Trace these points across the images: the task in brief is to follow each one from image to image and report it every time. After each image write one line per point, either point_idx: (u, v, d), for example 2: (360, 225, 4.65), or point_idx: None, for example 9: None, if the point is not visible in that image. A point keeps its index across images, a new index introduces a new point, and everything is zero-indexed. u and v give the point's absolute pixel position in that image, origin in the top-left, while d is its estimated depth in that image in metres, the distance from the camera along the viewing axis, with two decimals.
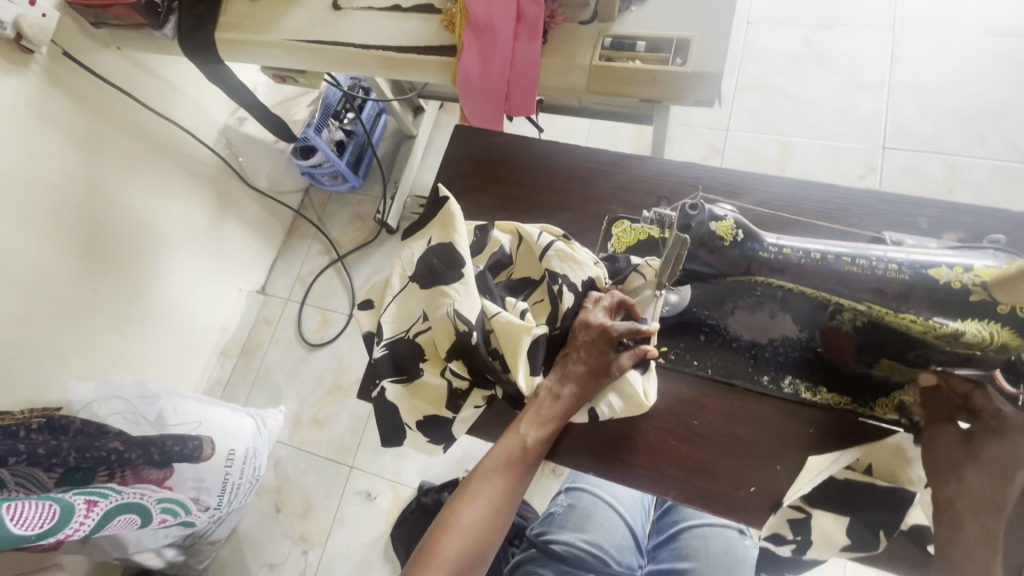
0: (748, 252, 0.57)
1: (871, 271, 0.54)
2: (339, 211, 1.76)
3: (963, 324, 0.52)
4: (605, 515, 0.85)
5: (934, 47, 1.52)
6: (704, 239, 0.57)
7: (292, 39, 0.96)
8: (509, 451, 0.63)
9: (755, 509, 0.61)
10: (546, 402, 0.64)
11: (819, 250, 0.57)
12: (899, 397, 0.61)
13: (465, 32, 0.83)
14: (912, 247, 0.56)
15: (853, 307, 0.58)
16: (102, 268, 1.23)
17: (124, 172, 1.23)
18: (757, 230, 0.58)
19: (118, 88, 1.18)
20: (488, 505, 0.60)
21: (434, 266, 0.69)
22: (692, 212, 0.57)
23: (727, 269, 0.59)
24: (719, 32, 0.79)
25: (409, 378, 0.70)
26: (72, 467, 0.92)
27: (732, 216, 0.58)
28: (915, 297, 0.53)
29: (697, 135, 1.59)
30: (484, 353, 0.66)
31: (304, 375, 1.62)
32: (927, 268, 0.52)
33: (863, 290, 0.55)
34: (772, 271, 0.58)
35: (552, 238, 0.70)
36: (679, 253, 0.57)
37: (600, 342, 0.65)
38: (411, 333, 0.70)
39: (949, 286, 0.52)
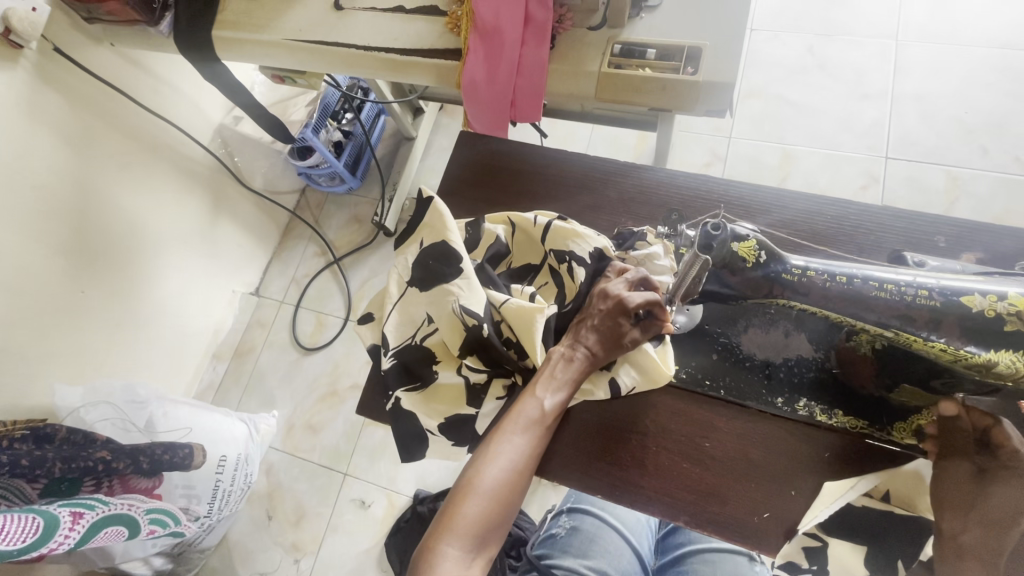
0: (771, 273, 0.56)
1: (900, 297, 0.53)
2: (336, 213, 1.73)
3: (996, 354, 0.51)
4: (609, 538, 0.83)
5: (937, 58, 1.52)
6: (726, 260, 0.55)
7: (291, 39, 0.93)
8: (527, 413, 0.61)
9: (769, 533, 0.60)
10: (560, 364, 0.63)
11: (845, 273, 0.55)
12: (917, 421, 0.60)
13: (471, 37, 0.81)
14: (939, 271, 0.55)
15: (878, 332, 0.55)
16: (91, 270, 1.20)
17: (115, 172, 1.20)
18: (780, 250, 0.57)
19: (110, 85, 1.15)
20: (508, 466, 0.58)
21: (431, 267, 0.67)
22: (714, 230, 0.55)
23: (749, 290, 0.57)
24: (731, 41, 0.77)
25: (423, 384, 0.69)
26: (57, 477, 0.87)
27: (755, 235, 0.56)
28: (947, 324, 0.52)
29: (698, 142, 1.57)
30: (497, 344, 0.65)
31: (298, 380, 1.59)
32: (958, 295, 0.51)
33: (890, 315, 0.53)
34: (795, 293, 0.56)
35: (548, 220, 0.71)
36: (698, 272, 0.55)
37: (616, 310, 0.63)
38: (418, 338, 0.68)
39: (982, 315, 0.51)
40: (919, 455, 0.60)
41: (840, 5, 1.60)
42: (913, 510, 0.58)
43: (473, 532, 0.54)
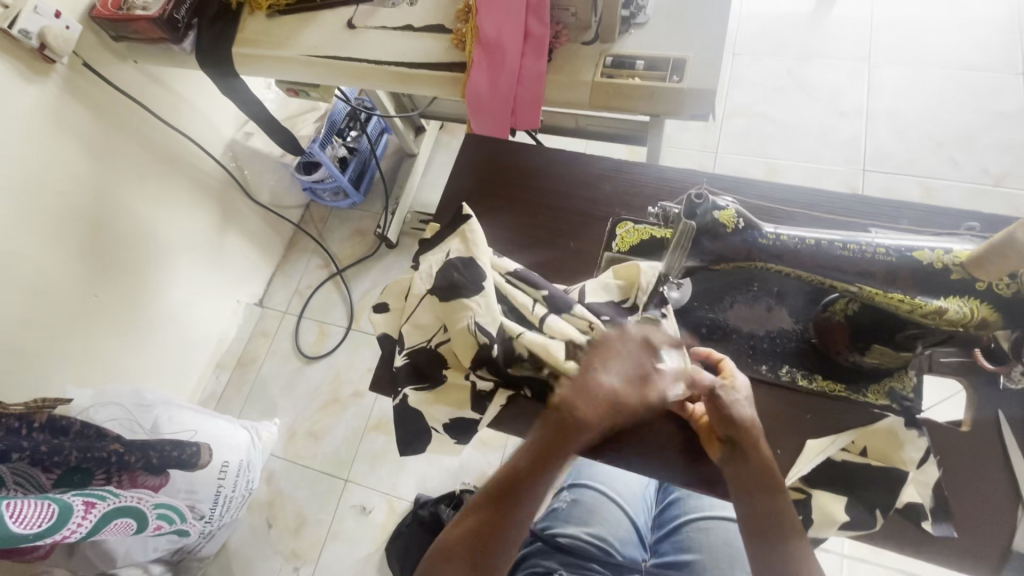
0: (749, 239, 0.61)
1: (861, 255, 0.57)
2: (339, 226, 1.78)
3: (946, 301, 0.54)
4: (608, 510, 0.86)
5: (908, 79, 1.63)
6: (708, 228, 0.61)
7: (307, 54, 1.00)
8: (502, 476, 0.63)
9: (785, 529, 0.57)
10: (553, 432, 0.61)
11: (813, 237, 0.60)
12: (889, 383, 0.65)
13: (476, 50, 0.88)
14: (901, 235, 0.59)
15: (845, 289, 0.60)
16: (105, 275, 1.24)
17: (132, 181, 1.25)
18: (756, 220, 0.62)
19: (132, 99, 1.21)
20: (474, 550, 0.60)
21: (454, 279, 0.69)
22: (697, 201, 0.62)
23: (730, 254, 0.62)
24: (712, 53, 0.85)
25: (431, 385, 0.72)
26: (71, 468, 0.92)
27: (734, 206, 0.62)
28: (902, 277, 0.56)
29: (687, 157, 1.66)
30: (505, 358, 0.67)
31: (299, 388, 1.61)
32: (911, 251, 0.56)
33: (854, 272, 0.58)
34: (770, 256, 0.61)
35: None
36: (685, 242, 0.63)
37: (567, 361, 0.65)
38: (432, 342, 0.72)
39: (932, 267, 0.55)
40: (895, 414, 0.63)
41: (815, 31, 1.72)
42: (889, 464, 0.60)
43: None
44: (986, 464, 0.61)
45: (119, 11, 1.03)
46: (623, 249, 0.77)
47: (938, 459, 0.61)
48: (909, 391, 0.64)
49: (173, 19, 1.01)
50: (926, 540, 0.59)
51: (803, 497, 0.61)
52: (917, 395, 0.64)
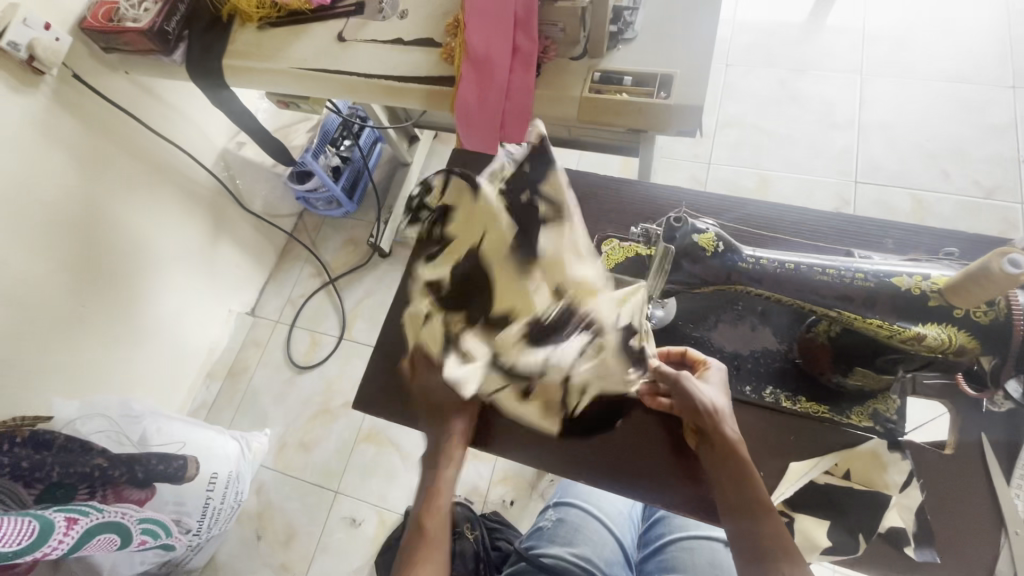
0: (729, 262, 0.60)
1: (840, 279, 0.57)
2: (332, 235, 1.78)
3: (924, 327, 0.54)
4: (593, 529, 0.86)
5: (899, 91, 1.63)
6: (688, 250, 0.60)
7: (296, 67, 1.00)
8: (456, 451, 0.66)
9: (750, 491, 0.58)
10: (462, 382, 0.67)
11: (793, 260, 0.59)
12: (873, 405, 0.64)
13: (464, 65, 0.88)
14: (879, 259, 0.59)
15: (825, 313, 0.60)
16: (95, 286, 1.23)
17: (123, 191, 1.25)
18: (737, 243, 0.62)
19: (123, 110, 1.21)
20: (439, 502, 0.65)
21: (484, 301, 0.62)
22: (675, 224, 0.60)
23: (711, 278, 0.62)
24: (700, 69, 0.85)
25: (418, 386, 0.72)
26: (54, 483, 0.91)
27: (714, 229, 0.61)
28: (880, 302, 0.56)
29: (681, 168, 1.66)
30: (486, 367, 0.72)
31: (291, 398, 1.61)
32: (889, 276, 0.55)
33: (833, 297, 0.57)
34: (752, 279, 0.60)
35: None
36: (664, 264, 0.61)
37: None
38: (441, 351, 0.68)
39: (910, 292, 0.54)
40: (881, 437, 0.62)
41: (808, 43, 1.72)
42: (873, 489, 0.60)
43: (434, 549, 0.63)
44: (968, 487, 0.60)
45: (109, 22, 1.02)
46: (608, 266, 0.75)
47: (922, 482, 0.60)
48: (892, 413, 0.63)
49: (163, 31, 1.01)
50: (908, 562, 0.58)
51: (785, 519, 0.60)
52: (900, 416, 0.63)
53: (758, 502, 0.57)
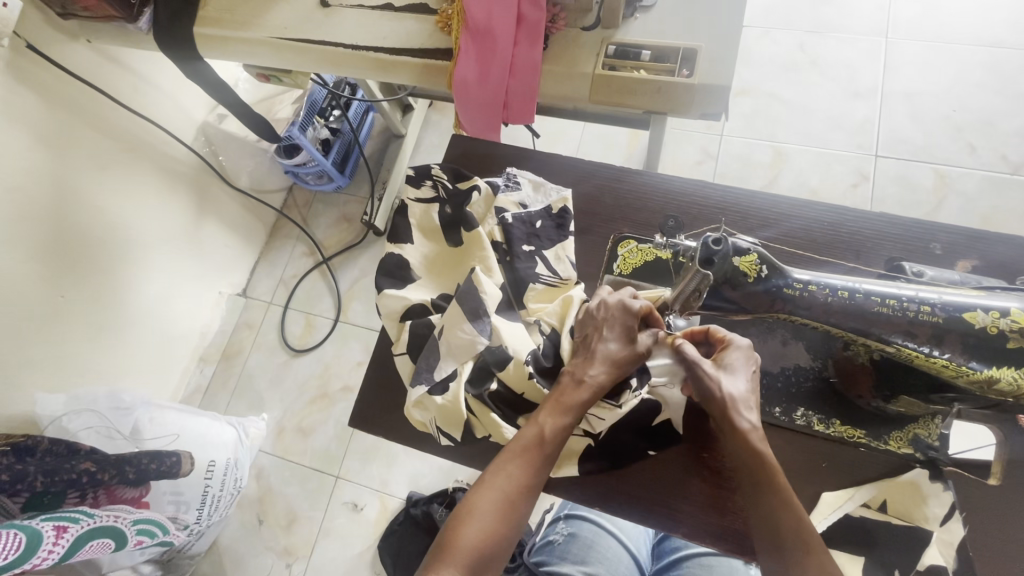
0: (773, 288, 0.55)
1: (903, 313, 0.53)
2: (324, 211, 1.69)
3: (998, 371, 0.51)
4: (607, 546, 0.81)
5: (927, 57, 1.53)
6: (727, 275, 0.54)
7: (275, 36, 0.90)
8: (526, 437, 0.58)
9: (787, 509, 0.54)
10: (568, 389, 0.59)
11: (845, 288, 0.54)
12: (914, 430, 0.61)
13: (463, 36, 0.79)
14: (938, 286, 0.55)
15: (881, 348, 0.56)
16: (74, 274, 1.16)
17: (95, 172, 1.16)
18: (780, 264, 0.56)
19: (88, 83, 1.11)
20: (499, 501, 0.55)
21: (494, 364, 0.61)
22: (715, 245, 0.53)
23: (750, 305, 0.56)
24: (727, 42, 0.76)
25: (426, 417, 0.62)
26: (40, 491, 0.86)
27: (755, 249, 0.55)
28: (949, 340, 0.52)
29: (691, 140, 1.57)
30: (503, 403, 0.62)
31: (287, 382, 1.57)
32: (961, 311, 0.51)
33: (894, 331, 0.53)
34: (798, 308, 0.55)
35: (507, 216, 0.69)
36: (698, 287, 0.55)
37: (622, 315, 0.60)
38: (448, 381, 0.61)
39: (985, 332, 0.51)
40: (923, 466, 0.60)
41: (831, 3, 1.60)
42: (909, 521, 0.59)
43: (475, 555, 0.52)
44: None
45: None
46: (625, 272, 0.69)
47: (965, 515, 0.59)
48: (935, 439, 0.60)
49: None
50: None
51: None
52: (943, 443, 0.60)
53: (799, 518, 0.54)
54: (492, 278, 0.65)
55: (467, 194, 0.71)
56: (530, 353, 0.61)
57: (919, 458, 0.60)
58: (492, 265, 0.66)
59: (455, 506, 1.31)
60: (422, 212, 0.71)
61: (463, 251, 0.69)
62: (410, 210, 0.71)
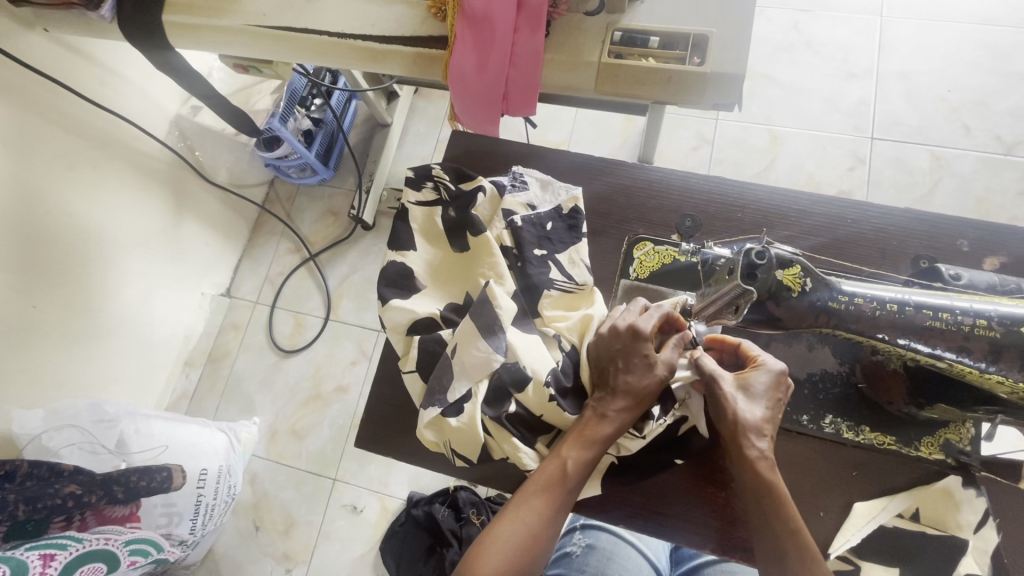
0: (817, 302, 0.54)
1: (957, 327, 0.51)
2: (309, 205, 1.63)
3: None
4: (627, 557, 0.79)
5: (922, 35, 1.51)
6: (772, 290, 0.53)
7: (253, 24, 0.83)
8: (548, 472, 0.56)
9: (793, 545, 0.53)
10: (590, 423, 0.57)
11: (895, 301, 0.53)
12: (945, 435, 0.62)
13: (459, 23, 0.73)
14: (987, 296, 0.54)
15: (930, 363, 0.54)
16: (45, 281, 1.08)
17: (62, 174, 1.08)
18: (824, 276, 0.55)
19: (48, 76, 1.03)
20: (521, 535, 0.53)
21: (510, 386, 0.58)
22: (758, 259, 0.51)
23: (792, 321, 0.55)
24: (739, 27, 0.72)
25: (441, 438, 0.59)
26: (20, 521, 0.81)
27: (800, 261, 0.53)
28: (1008, 355, 0.50)
29: (687, 124, 1.53)
30: (520, 424, 0.59)
31: (278, 384, 1.52)
32: (1019, 325, 0.50)
33: (946, 345, 0.52)
34: (843, 323, 0.54)
35: (517, 219, 0.65)
36: (738, 301, 0.52)
37: (635, 343, 0.56)
38: (462, 403, 0.58)
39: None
40: (956, 472, 0.61)
41: None
42: (944, 531, 0.59)
43: None
44: None
45: None
46: (643, 275, 0.66)
47: (998, 520, 0.60)
48: (966, 445, 0.61)
49: None
50: None
51: (850, 568, 0.59)
52: (974, 448, 0.61)
53: (803, 555, 0.53)
54: (504, 286, 0.62)
55: (471, 195, 0.67)
56: (549, 372, 0.58)
57: (950, 463, 0.61)
58: (504, 272, 0.62)
59: (458, 506, 1.29)
60: (424, 216, 0.67)
61: (470, 257, 0.65)
62: (411, 215, 0.67)
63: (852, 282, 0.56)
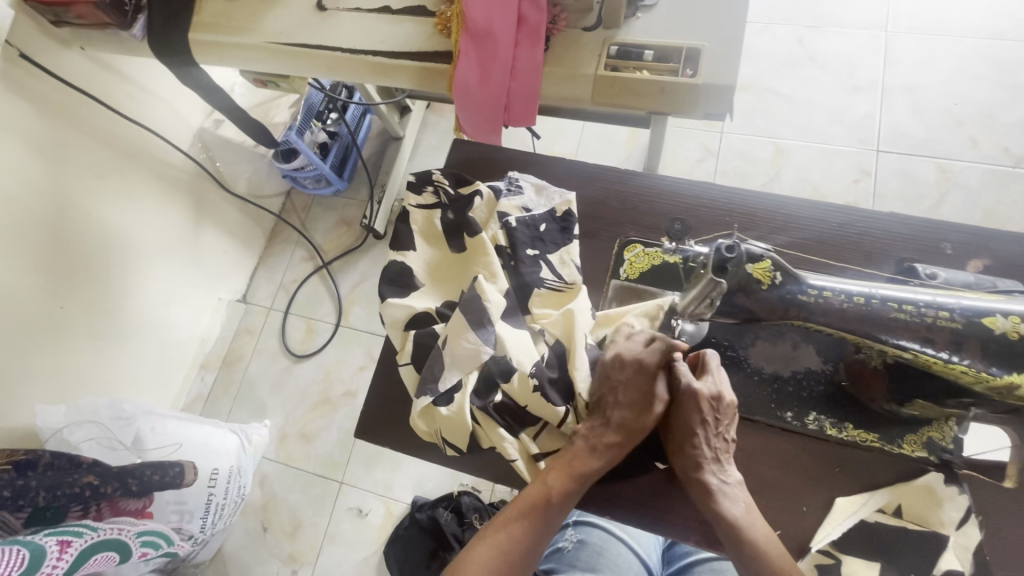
0: (788, 294, 0.55)
1: (920, 319, 0.53)
2: (323, 215, 1.68)
3: (1017, 377, 0.51)
4: (618, 553, 0.80)
5: (927, 49, 1.52)
6: (742, 283, 0.54)
7: (272, 41, 0.89)
8: (534, 496, 0.59)
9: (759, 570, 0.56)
10: (581, 454, 0.60)
11: (862, 294, 0.55)
12: (928, 433, 0.62)
13: (462, 39, 0.78)
14: (957, 289, 0.55)
15: (900, 354, 0.56)
16: (72, 282, 1.14)
17: (91, 183, 1.15)
18: (794, 270, 0.56)
19: (82, 90, 1.10)
20: (504, 552, 0.57)
21: (495, 380, 0.61)
22: (728, 252, 0.53)
23: (763, 312, 0.56)
24: (731, 41, 0.75)
25: (432, 428, 0.62)
26: (41, 506, 0.87)
27: (770, 256, 0.55)
28: (969, 345, 0.52)
29: (691, 138, 1.56)
30: (504, 417, 0.61)
31: (289, 388, 1.56)
32: (979, 316, 0.52)
33: (911, 336, 0.54)
34: (812, 314, 0.56)
35: (512, 220, 0.68)
36: (711, 294, 0.55)
37: (639, 377, 0.61)
38: (452, 394, 0.61)
39: (1006, 337, 0.51)
40: (938, 470, 0.62)
41: None
42: (926, 527, 0.59)
43: None
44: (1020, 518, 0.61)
45: None
46: (633, 277, 0.68)
47: (982, 520, 0.61)
48: (949, 442, 0.62)
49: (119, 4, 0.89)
50: None
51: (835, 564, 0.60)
52: (957, 445, 0.61)
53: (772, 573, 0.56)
54: (495, 284, 0.64)
55: (469, 199, 0.70)
56: (533, 366, 0.61)
57: (933, 461, 0.62)
58: (496, 271, 0.65)
59: (460, 510, 1.31)
60: (423, 219, 0.71)
61: (465, 257, 0.68)
62: (412, 217, 0.71)
63: (823, 276, 0.58)
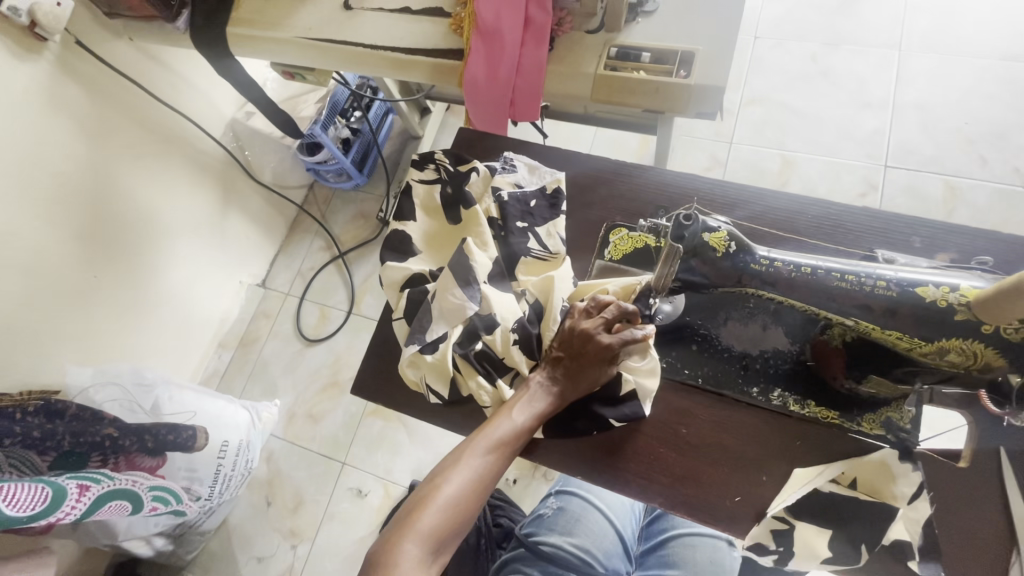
0: (740, 263, 0.61)
1: (860, 287, 0.58)
2: (342, 208, 1.76)
3: (948, 342, 0.56)
4: (594, 520, 0.88)
5: (940, 68, 1.53)
6: (697, 249, 0.61)
7: (301, 35, 0.96)
8: (501, 431, 0.63)
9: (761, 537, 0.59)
10: (537, 395, 0.65)
11: (809, 265, 0.60)
12: (886, 413, 0.66)
13: (473, 37, 0.84)
14: (904, 266, 0.60)
15: (843, 323, 0.61)
16: (106, 253, 1.23)
17: (131, 163, 1.24)
18: (749, 242, 0.62)
19: (128, 77, 1.19)
20: (472, 476, 0.61)
21: (478, 332, 0.67)
22: (686, 222, 0.61)
23: (718, 278, 0.62)
24: (724, 45, 0.80)
25: (418, 374, 0.68)
26: (66, 451, 0.95)
27: (726, 228, 0.61)
28: (902, 313, 0.57)
29: (701, 147, 1.60)
30: (483, 365, 0.67)
31: (300, 370, 1.62)
32: (914, 286, 0.56)
33: (852, 304, 0.59)
34: (763, 282, 0.62)
35: (506, 194, 0.74)
36: (671, 266, 0.63)
37: (599, 352, 0.64)
38: (438, 343, 0.67)
39: (935, 305, 0.55)
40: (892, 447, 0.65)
41: (844, 15, 1.62)
42: (879, 497, 0.63)
43: (445, 514, 0.59)
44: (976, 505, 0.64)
45: None
46: (616, 257, 0.73)
47: (936, 503, 0.64)
48: (905, 423, 0.66)
49: None
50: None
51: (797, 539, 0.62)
52: (914, 427, 0.66)
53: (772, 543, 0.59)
54: (486, 251, 0.71)
55: (467, 175, 0.76)
56: (515, 322, 0.67)
57: (889, 439, 0.66)
58: (488, 241, 0.71)
59: None
60: (425, 196, 0.76)
61: (459, 228, 0.74)
62: (415, 194, 0.76)
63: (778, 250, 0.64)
